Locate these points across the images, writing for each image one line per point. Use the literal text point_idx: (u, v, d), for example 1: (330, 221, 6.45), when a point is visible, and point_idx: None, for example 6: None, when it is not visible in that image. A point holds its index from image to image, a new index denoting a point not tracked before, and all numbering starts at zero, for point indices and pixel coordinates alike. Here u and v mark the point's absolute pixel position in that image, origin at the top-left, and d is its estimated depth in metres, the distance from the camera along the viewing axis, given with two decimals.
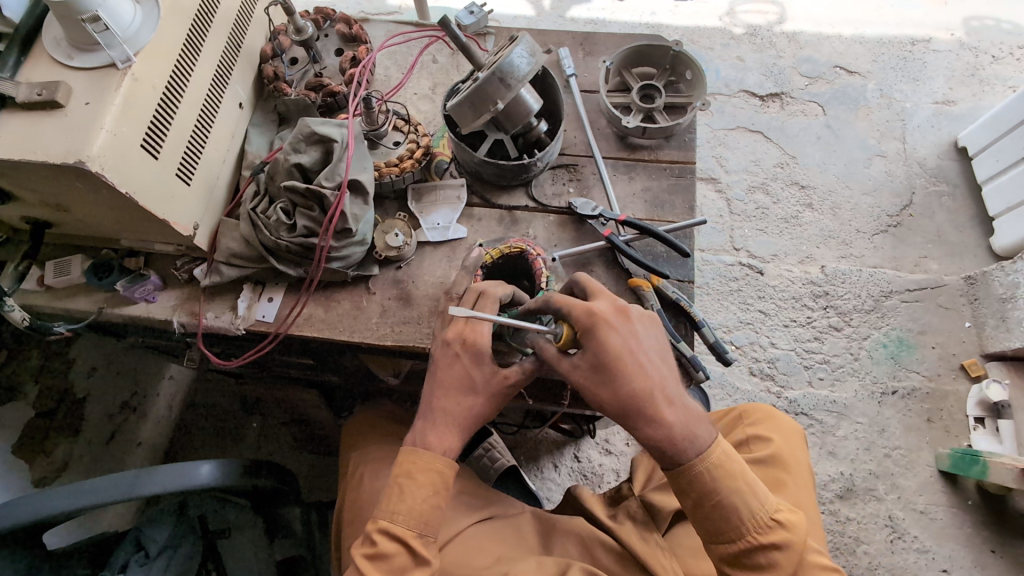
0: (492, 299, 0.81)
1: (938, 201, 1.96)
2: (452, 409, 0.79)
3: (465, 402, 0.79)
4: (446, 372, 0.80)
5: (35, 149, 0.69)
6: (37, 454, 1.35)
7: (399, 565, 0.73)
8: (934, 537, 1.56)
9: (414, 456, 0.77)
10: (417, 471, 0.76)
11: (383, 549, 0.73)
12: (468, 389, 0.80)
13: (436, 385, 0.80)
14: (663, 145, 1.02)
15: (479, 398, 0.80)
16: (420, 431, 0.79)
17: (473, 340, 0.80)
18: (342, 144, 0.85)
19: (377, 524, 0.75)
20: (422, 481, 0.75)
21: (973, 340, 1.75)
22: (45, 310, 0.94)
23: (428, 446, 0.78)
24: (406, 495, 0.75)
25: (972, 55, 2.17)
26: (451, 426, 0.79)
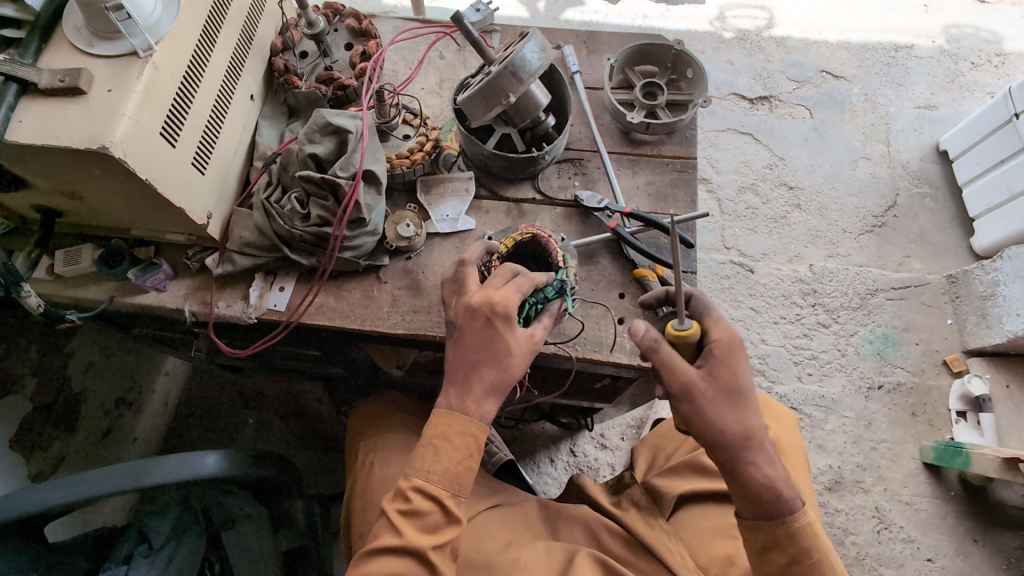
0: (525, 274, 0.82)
1: (921, 201, 2.02)
2: (488, 373, 0.78)
3: (499, 367, 0.78)
4: (475, 337, 0.78)
5: (57, 134, 0.70)
6: (34, 449, 1.34)
7: (432, 522, 0.75)
8: (919, 527, 1.61)
9: (452, 419, 0.77)
10: (453, 435, 0.76)
11: (417, 507, 0.74)
12: (500, 355, 0.78)
13: (467, 351, 0.78)
14: (665, 141, 1.06)
15: (514, 361, 0.78)
16: (455, 395, 0.78)
17: (504, 307, 0.78)
18: (357, 134, 0.89)
19: (410, 483, 0.76)
20: (457, 446, 0.76)
21: (955, 336, 1.81)
22: (56, 299, 0.94)
23: (464, 412, 0.77)
24: (441, 457, 0.76)
25: (951, 61, 2.25)
26: (490, 389, 0.78)
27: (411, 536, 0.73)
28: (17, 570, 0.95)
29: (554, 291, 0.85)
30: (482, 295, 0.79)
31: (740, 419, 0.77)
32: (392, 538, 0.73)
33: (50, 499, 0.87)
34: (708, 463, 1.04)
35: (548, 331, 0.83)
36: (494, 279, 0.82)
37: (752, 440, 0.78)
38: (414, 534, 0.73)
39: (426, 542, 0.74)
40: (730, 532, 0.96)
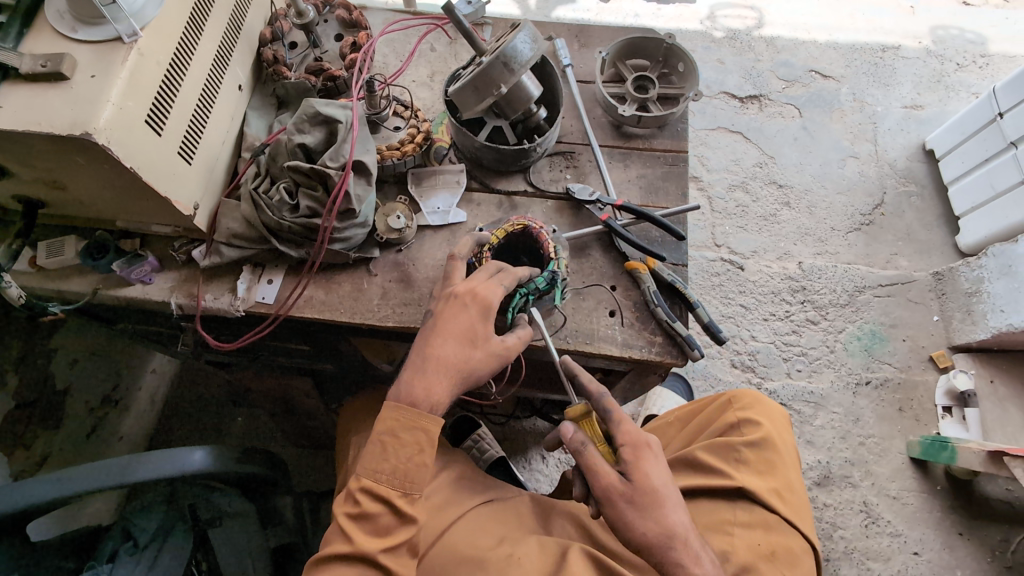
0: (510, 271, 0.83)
1: (908, 200, 2.04)
2: (449, 357, 0.77)
3: (464, 353, 0.78)
4: (449, 322, 0.78)
5: (39, 119, 0.69)
6: (16, 447, 1.31)
7: (384, 525, 0.73)
8: (906, 521, 1.63)
9: (400, 413, 0.75)
10: (401, 430, 0.74)
11: (366, 510, 0.73)
12: (470, 342, 0.78)
13: (437, 333, 0.78)
14: (656, 134, 1.06)
15: (479, 353, 0.78)
16: (407, 383, 0.76)
17: (484, 296, 0.79)
18: (347, 124, 0.88)
19: (360, 484, 0.74)
20: (406, 442, 0.74)
21: (941, 333, 1.83)
22: (39, 292, 0.92)
23: (415, 404, 0.75)
24: (390, 456, 0.74)
25: (938, 62, 2.27)
26: (446, 375, 0.76)
27: (361, 541, 0.72)
28: None
29: (545, 283, 0.86)
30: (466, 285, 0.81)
31: (656, 519, 0.77)
32: (342, 546, 0.72)
33: (32, 496, 0.85)
34: (702, 459, 0.99)
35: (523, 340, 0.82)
36: (480, 272, 0.83)
37: (675, 538, 0.76)
38: (365, 540, 0.72)
39: (375, 545, 0.72)
40: (725, 528, 0.92)
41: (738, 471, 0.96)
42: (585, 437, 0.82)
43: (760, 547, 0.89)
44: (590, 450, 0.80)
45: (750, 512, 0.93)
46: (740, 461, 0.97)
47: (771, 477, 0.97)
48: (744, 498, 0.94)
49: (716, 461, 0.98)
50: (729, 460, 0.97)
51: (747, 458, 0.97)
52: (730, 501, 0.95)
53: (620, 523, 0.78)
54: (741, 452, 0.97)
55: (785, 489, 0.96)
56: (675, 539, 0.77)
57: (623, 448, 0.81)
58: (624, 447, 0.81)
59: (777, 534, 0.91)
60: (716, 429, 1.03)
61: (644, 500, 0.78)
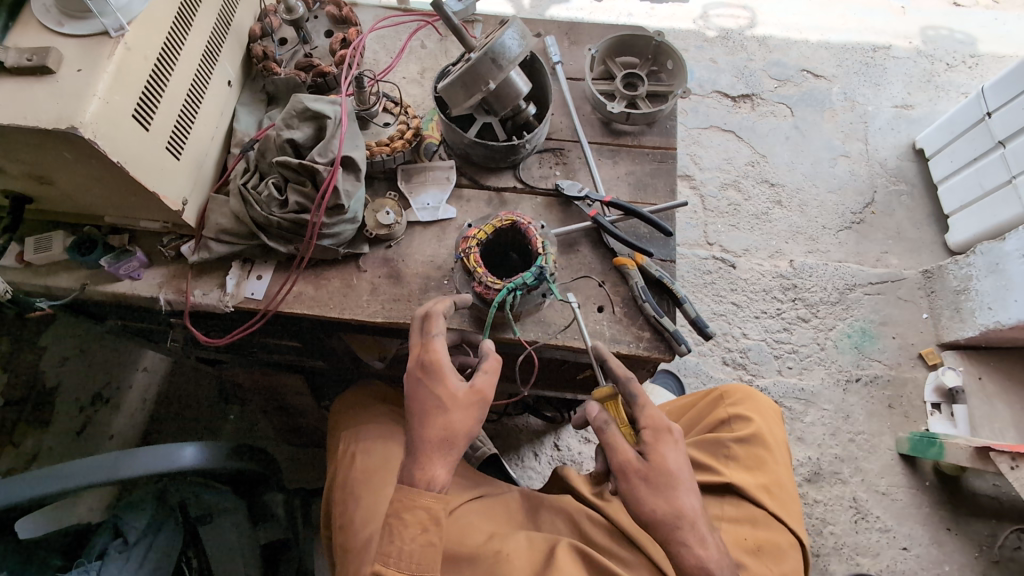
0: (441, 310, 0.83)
1: (898, 199, 2.06)
2: (433, 433, 0.76)
3: (442, 421, 0.77)
4: (418, 401, 0.79)
5: (24, 113, 0.68)
6: (6, 445, 1.35)
7: None
8: (895, 517, 1.65)
9: (401, 496, 0.74)
10: (403, 511, 0.73)
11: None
12: (439, 408, 0.78)
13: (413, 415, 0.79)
14: (645, 131, 1.06)
15: (455, 414, 0.78)
16: (407, 468, 0.76)
17: (433, 359, 0.80)
18: (335, 120, 0.88)
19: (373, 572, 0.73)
20: (409, 521, 0.73)
21: (930, 330, 1.85)
22: (27, 287, 0.92)
23: (415, 484, 0.75)
24: (395, 539, 0.73)
25: (928, 62, 2.29)
26: (440, 453, 0.76)
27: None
28: None
29: (533, 278, 0.85)
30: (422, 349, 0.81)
31: (666, 498, 0.77)
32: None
33: (21, 493, 0.84)
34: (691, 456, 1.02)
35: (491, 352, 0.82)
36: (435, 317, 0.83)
37: (683, 519, 0.77)
38: None
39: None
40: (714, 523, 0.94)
41: (727, 466, 0.98)
42: (608, 417, 0.82)
43: (746, 540, 0.91)
44: (611, 430, 0.81)
45: (737, 507, 0.95)
46: (729, 457, 0.99)
47: (761, 473, 0.97)
48: (732, 493, 0.96)
49: (705, 457, 1.00)
50: (718, 456, 1.00)
51: (737, 454, 0.99)
52: (718, 496, 0.97)
53: (631, 499, 0.78)
54: (730, 448, 0.99)
55: (774, 485, 0.97)
56: (683, 521, 0.77)
57: (643, 430, 0.81)
58: (645, 430, 0.81)
59: (764, 529, 0.92)
60: (707, 425, 1.06)
61: (657, 480, 0.78)
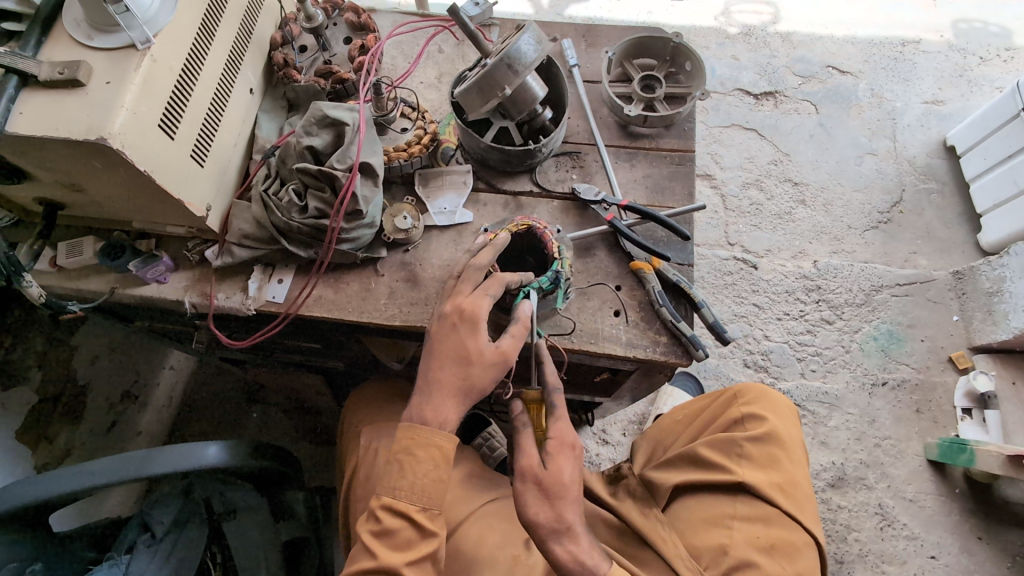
0: (498, 279, 0.82)
1: (927, 197, 2.00)
2: (450, 379, 0.77)
3: (462, 372, 0.77)
4: (443, 343, 0.79)
5: (57, 126, 0.71)
6: (40, 440, 1.36)
7: (405, 538, 0.74)
8: (923, 525, 1.60)
9: (413, 432, 0.75)
10: (416, 447, 0.74)
11: (387, 526, 0.73)
12: (464, 360, 0.78)
13: (434, 357, 0.79)
14: (663, 133, 1.06)
15: (477, 369, 0.77)
16: (417, 406, 0.77)
17: (471, 309, 0.80)
18: (354, 126, 0.89)
19: (381, 501, 0.75)
20: (423, 458, 0.74)
21: (961, 333, 1.80)
22: (58, 290, 0.95)
23: (425, 421, 0.76)
24: (407, 472, 0.74)
25: (960, 56, 2.22)
26: (450, 395, 0.77)
27: (385, 555, 0.72)
28: (22, 560, 0.96)
29: (548, 283, 0.87)
30: (452, 304, 0.81)
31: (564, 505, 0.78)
32: (367, 561, 0.72)
33: (54, 490, 0.88)
34: (704, 454, 0.99)
35: (518, 338, 0.80)
36: (465, 285, 0.83)
37: (563, 528, 0.76)
38: (388, 554, 0.72)
39: (398, 559, 0.72)
40: (724, 522, 0.93)
41: (740, 465, 0.96)
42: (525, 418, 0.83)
43: (760, 539, 0.91)
44: (524, 433, 0.82)
45: (750, 506, 0.94)
46: (743, 456, 0.97)
47: (774, 471, 0.97)
48: (745, 493, 0.95)
49: (718, 456, 0.98)
50: (731, 456, 0.98)
51: (750, 453, 0.98)
52: (730, 496, 0.96)
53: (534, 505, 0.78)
54: (744, 447, 0.98)
55: (788, 483, 0.97)
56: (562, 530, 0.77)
57: (550, 439, 0.82)
58: (552, 439, 0.82)
59: (778, 527, 0.92)
60: (721, 424, 1.04)
61: (556, 490, 0.78)
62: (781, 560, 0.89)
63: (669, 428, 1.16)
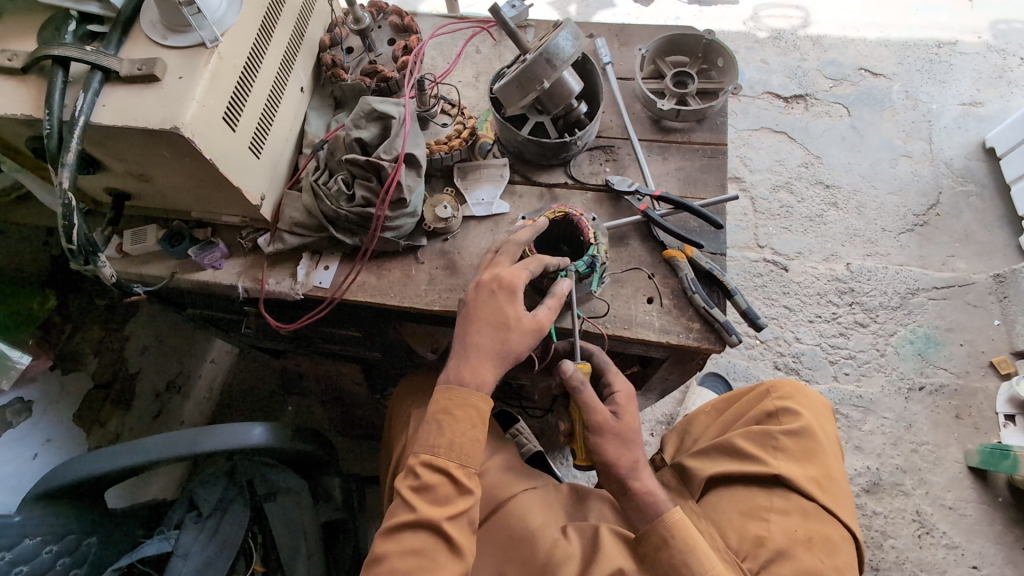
0: (536, 257, 0.86)
1: (966, 200, 1.97)
2: (487, 343, 0.81)
3: (500, 337, 0.81)
4: (481, 308, 0.82)
5: (134, 116, 0.77)
6: (93, 424, 1.42)
7: (443, 494, 0.78)
8: (964, 534, 1.56)
9: (451, 393, 0.80)
10: (454, 407, 0.79)
11: (426, 481, 0.78)
12: (503, 326, 0.82)
13: (472, 321, 0.82)
14: (696, 128, 1.08)
15: (515, 334, 0.81)
16: (454, 369, 0.81)
17: (510, 280, 0.83)
18: (399, 120, 0.94)
19: (420, 458, 0.79)
20: (460, 417, 0.79)
21: (1003, 338, 1.75)
22: (123, 275, 1.01)
23: (463, 383, 0.80)
24: (445, 430, 0.79)
25: (999, 57, 2.18)
26: (488, 359, 0.81)
27: (424, 509, 0.76)
28: (80, 533, 1.01)
29: (585, 266, 0.90)
30: (491, 274, 0.85)
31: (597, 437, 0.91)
32: (405, 514, 0.76)
33: (111, 461, 0.94)
34: (739, 446, 1.00)
35: (554, 310, 0.84)
36: (504, 258, 0.87)
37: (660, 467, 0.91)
38: (428, 509, 0.76)
39: (439, 514, 0.76)
40: (761, 514, 0.93)
41: (775, 458, 0.97)
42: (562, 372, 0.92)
43: (797, 532, 0.91)
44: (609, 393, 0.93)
45: (787, 499, 0.94)
46: (778, 449, 0.98)
47: (810, 465, 0.97)
48: (780, 485, 0.96)
49: (753, 448, 0.99)
50: (766, 448, 0.99)
51: (786, 446, 0.98)
52: (766, 487, 0.96)
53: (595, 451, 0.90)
54: (780, 440, 0.99)
55: (824, 477, 0.97)
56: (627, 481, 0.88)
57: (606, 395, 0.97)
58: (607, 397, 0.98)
59: (815, 521, 0.92)
60: (754, 417, 1.05)
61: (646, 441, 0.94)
62: (819, 553, 0.89)
63: (699, 421, 1.17)
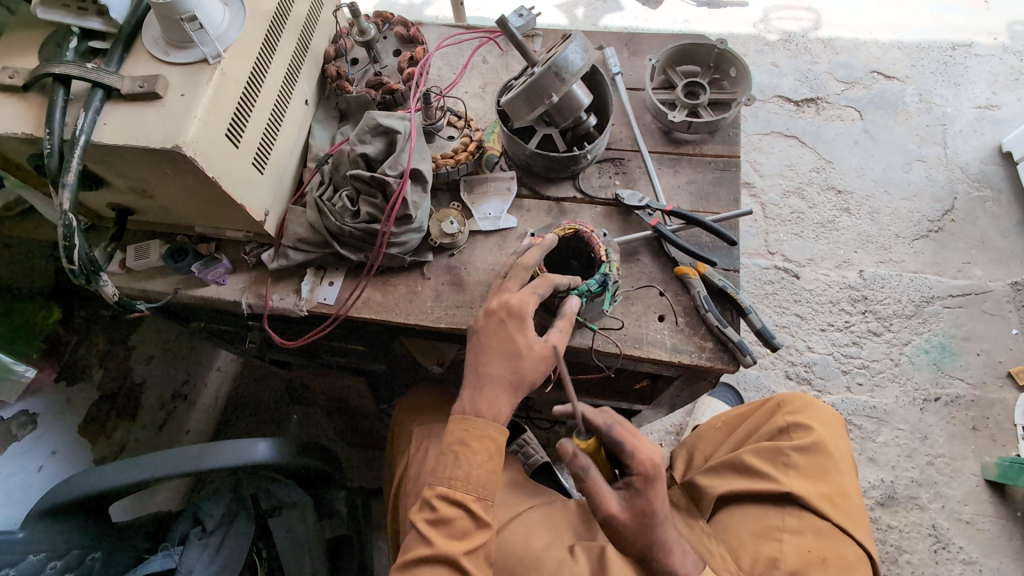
0: (546, 278, 0.85)
1: (982, 206, 1.92)
2: (500, 373, 0.80)
3: (512, 365, 0.80)
4: (492, 337, 0.81)
5: (136, 135, 0.76)
6: (99, 435, 1.41)
7: (460, 528, 0.76)
8: (981, 549, 1.52)
9: (466, 423, 0.78)
10: (470, 438, 0.77)
11: (444, 514, 0.76)
12: (514, 355, 0.81)
13: (484, 349, 0.81)
14: (707, 139, 1.06)
15: (527, 362, 0.80)
16: (470, 400, 0.80)
17: (519, 306, 0.82)
18: (405, 134, 0.93)
19: (436, 491, 0.77)
20: (477, 448, 0.77)
21: (1021, 347, 1.71)
22: (126, 292, 1.00)
23: (479, 414, 0.79)
24: (463, 462, 0.77)
25: (1016, 59, 2.14)
26: (502, 389, 0.80)
27: (441, 543, 0.74)
28: (84, 548, 1.01)
29: (597, 286, 0.88)
30: (499, 299, 0.83)
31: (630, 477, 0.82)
32: (422, 548, 0.74)
33: (119, 478, 0.93)
34: (749, 462, 0.98)
35: (565, 336, 0.83)
36: (512, 282, 0.86)
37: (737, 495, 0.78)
38: (444, 543, 0.74)
39: (457, 548, 0.74)
40: (773, 535, 0.91)
41: (786, 475, 0.94)
42: (588, 461, 0.82)
43: (810, 553, 0.88)
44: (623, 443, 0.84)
45: (800, 518, 0.91)
46: (789, 465, 0.96)
47: (823, 482, 0.94)
48: (792, 504, 0.93)
49: (764, 465, 0.97)
50: (777, 464, 0.96)
51: (798, 463, 0.96)
52: (777, 506, 0.94)
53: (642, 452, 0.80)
54: (790, 456, 0.96)
55: (838, 494, 0.94)
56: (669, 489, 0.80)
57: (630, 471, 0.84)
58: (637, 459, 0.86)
59: (828, 540, 0.90)
60: (765, 433, 1.03)
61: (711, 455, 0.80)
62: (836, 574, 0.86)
63: (711, 437, 1.13)
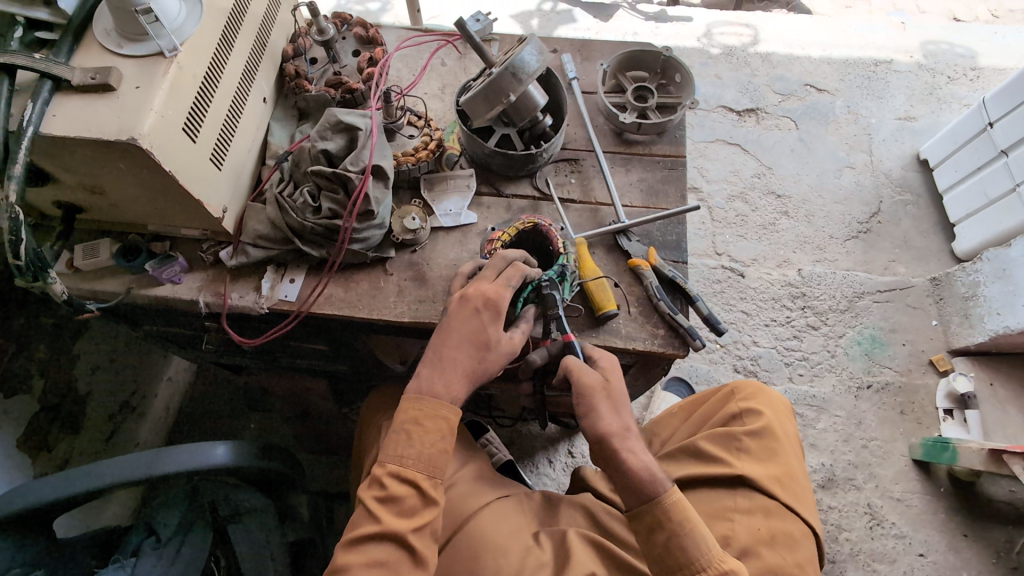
0: (517, 269, 0.87)
1: (904, 209, 2.09)
2: (464, 360, 0.83)
3: (479, 356, 0.83)
4: (463, 328, 0.84)
5: (88, 127, 0.75)
6: (39, 449, 1.33)
7: (410, 507, 0.77)
8: (911, 523, 1.64)
9: (421, 403, 0.80)
10: (424, 418, 0.80)
11: (393, 493, 0.77)
12: (483, 347, 0.83)
13: (452, 339, 0.83)
14: (655, 140, 1.12)
15: (494, 355, 0.84)
16: (427, 378, 0.82)
17: (495, 299, 0.84)
18: (366, 132, 0.94)
19: (385, 469, 0.79)
20: (430, 428, 0.80)
21: (940, 337, 1.86)
22: (77, 293, 0.97)
23: (433, 394, 0.81)
24: (414, 441, 0.79)
25: (930, 75, 2.34)
26: (460, 375, 0.82)
27: (389, 521, 0.76)
28: (26, 565, 0.94)
29: (556, 275, 0.92)
30: (476, 288, 0.85)
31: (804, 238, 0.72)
32: (370, 526, 0.75)
33: (61, 490, 0.87)
34: (705, 448, 1.03)
35: (526, 333, 0.88)
36: (488, 271, 0.88)
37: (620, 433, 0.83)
38: (393, 521, 0.76)
39: (405, 526, 0.76)
40: (726, 515, 0.95)
41: (739, 458, 0.99)
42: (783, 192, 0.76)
43: (760, 531, 0.93)
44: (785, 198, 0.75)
45: (750, 499, 0.96)
46: (741, 450, 1.00)
47: (773, 464, 0.99)
48: (745, 485, 0.97)
49: (718, 451, 1.01)
50: (730, 449, 1.01)
51: (749, 447, 1.00)
52: (731, 488, 0.98)
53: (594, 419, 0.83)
54: (742, 441, 1.01)
55: (786, 476, 0.99)
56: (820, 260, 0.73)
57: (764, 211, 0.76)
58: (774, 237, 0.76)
59: (778, 519, 0.94)
60: (719, 419, 1.07)
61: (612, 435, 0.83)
62: (773, 535, 0.93)
63: (670, 423, 1.20)
